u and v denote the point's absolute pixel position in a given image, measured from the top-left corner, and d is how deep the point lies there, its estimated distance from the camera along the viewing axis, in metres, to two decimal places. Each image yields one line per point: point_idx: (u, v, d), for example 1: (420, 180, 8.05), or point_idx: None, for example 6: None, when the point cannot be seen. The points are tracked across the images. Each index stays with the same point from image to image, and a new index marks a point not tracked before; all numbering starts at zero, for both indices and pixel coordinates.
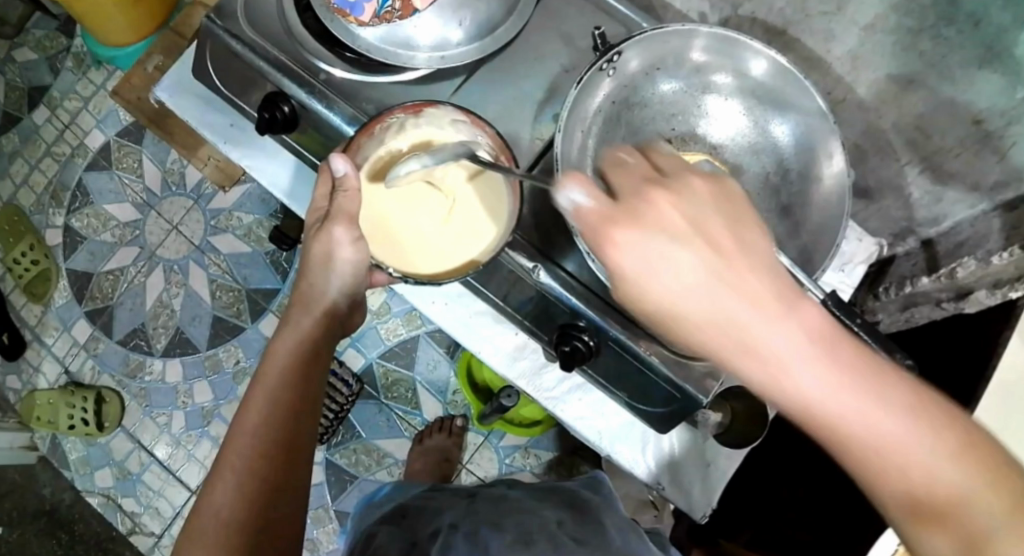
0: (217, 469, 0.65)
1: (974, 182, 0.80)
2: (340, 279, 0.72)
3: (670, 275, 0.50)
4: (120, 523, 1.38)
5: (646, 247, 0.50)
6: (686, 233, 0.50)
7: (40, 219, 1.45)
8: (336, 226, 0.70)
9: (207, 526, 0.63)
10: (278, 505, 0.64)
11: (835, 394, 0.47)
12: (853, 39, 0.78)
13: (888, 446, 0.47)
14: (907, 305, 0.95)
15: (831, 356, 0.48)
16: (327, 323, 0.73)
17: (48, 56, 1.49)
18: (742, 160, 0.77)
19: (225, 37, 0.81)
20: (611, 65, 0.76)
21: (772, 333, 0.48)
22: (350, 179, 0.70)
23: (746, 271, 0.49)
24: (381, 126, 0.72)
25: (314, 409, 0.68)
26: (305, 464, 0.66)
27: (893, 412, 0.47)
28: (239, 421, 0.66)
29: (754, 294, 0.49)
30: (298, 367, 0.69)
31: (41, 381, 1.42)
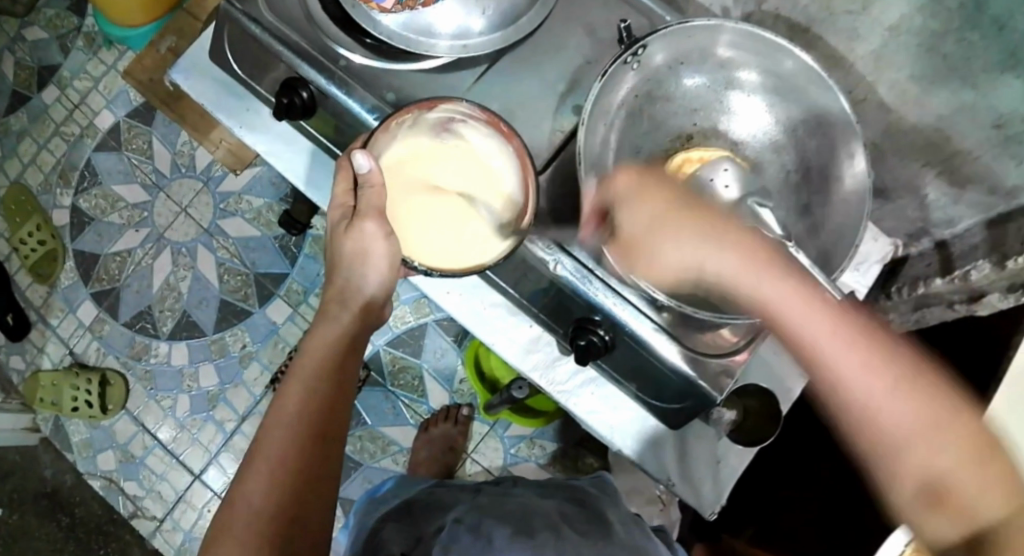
0: (250, 461, 0.67)
1: (992, 186, 0.79)
2: (377, 274, 0.72)
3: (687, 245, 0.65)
4: (122, 506, 1.38)
5: (665, 210, 0.67)
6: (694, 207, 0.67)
7: (47, 199, 1.44)
8: (367, 220, 0.70)
9: (241, 517, 0.64)
10: (308, 497, 0.66)
11: (844, 355, 0.59)
12: (877, 39, 0.77)
13: (874, 404, 0.57)
14: (918, 306, 0.96)
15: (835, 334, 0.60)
16: (364, 318, 0.74)
17: (59, 35, 1.48)
18: (762, 158, 0.77)
19: (243, 21, 0.80)
20: (635, 59, 0.75)
21: (783, 311, 0.61)
22: (374, 175, 0.69)
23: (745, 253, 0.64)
24: (397, 121, 0.72)
25: (346, 406, 0.71)
26: (336, 459, 0.69)
27: (886, 375, 0.58)
28: (274, 415, 0.69)
29: (762, 279, 0.62)
30: (333, 365, 0.71)
31: (45, 362, 1.42)
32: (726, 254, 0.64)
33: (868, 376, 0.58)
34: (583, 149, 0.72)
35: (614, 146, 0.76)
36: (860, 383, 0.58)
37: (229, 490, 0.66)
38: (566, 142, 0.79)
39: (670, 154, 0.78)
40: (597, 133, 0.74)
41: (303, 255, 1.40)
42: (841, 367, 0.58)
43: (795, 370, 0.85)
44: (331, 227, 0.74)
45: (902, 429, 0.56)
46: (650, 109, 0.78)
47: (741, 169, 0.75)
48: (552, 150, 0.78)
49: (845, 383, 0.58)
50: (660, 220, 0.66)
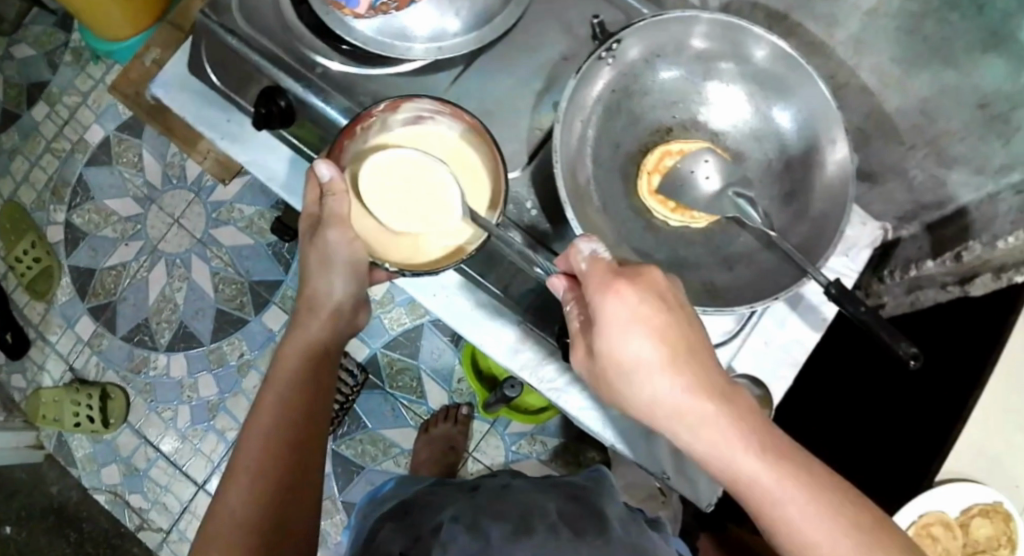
0: (232, 470, 0.70)
1: (979, 166, 0.79)
2: (343, 279, 0.73)
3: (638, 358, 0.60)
4: (128, 518, 1.38)
5: (641, 336, 0.60)
6: (668, 329, 0.60)
7: (42, 217, 1.45)
8: (331, 229, 0.70)
9: (225, 526, 0.68)
10: (288, 503, 0.70)
11: (796, 496, 0.60)
12: (856, 24, 0.76)
13: (796, 512, 0.60)
14: (912, 290, 0.92)
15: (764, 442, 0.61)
16: (334, 325, 0.75)
17: (46, 52, 1.48)
18: (744, 147, 0.77)
19: (220, 33, 0.80)
20: (610, 54, 0.75)
21: (716, 426, 0.60)
22: (337, 183, 0.68)
23: (696, 368, 0.60)
24: (363, 126, 0.71)
25: (322, 413, 0.74)
26: (315, 463, 0.72)
27: (835, 516, 0.60)
28: (252, 426, 0.71)
29: (704, 392, 0.60)
30: (307, 374, 0.74)
31: (46, 378, 1.42)
32: (695, 397, 0.60)
33: (822, 520, 0.60)
34: (560, 146, 0.72)
35: (591, 142, 0.77)
36: (806, 524, 0.60)
37: (213, 499, 0.70)
38: (544, 140, 0.79)
39: (650, 148, 0.78)
40: (572, 130, 0.75)
41: (297, 261, 1.41)
42: (792, 505, 0.60)
43: (786, 358, 0.84)
44: (302, 237, 0.74)
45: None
46: (628, 104, 0.77)
47: (723, 160, 0.75)
48: (530, 149, 0.79)
49: (795, 520, 0.60)
50: (629, 351, 0.60)
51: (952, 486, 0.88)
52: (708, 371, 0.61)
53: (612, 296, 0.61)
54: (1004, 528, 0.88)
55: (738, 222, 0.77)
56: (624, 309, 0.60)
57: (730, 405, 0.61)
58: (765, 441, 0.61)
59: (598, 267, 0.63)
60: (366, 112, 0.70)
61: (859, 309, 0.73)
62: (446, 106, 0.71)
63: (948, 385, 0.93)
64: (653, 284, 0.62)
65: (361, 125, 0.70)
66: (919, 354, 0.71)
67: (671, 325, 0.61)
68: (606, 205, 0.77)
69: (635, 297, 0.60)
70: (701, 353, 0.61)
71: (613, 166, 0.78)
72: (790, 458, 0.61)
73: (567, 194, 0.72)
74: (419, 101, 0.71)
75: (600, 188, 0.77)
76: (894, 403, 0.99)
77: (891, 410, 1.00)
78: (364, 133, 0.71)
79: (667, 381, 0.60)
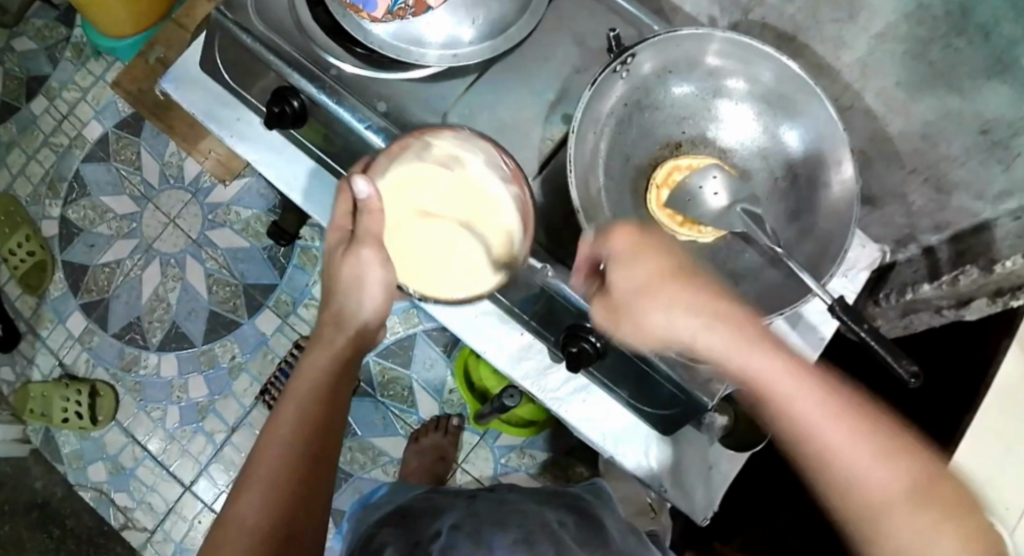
0: (243, 481, 0.67)
1: (978, 191, 0.80)
2: (372, 301, 0.72)
3: (652, 296, 0.63)
4: (113, 517, 1.37)
5: (641, 272, 0.63)
6: (659, 278, 0.63)
7: (36, 210, 1.44)
8: (364, 246, 0.71)
9: (231, 536, 0.64)
10: (303, 515, 0.66)
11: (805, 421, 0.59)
12: (863, 47, 0.78)
13: (834, 441, 0.58)
14: (906, 312, 0.95)
15: (771, 369, 0.60)
16: (358, 342, 0.74)
17: (48, 46, 1.47)
18: (750, 165, 0.79)
19: (235, 30, 0.80)
20: (624, 67, 0.76)
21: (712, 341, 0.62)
22: (372, 201, 0.69)
23: (702, 304, 0.62)
24: (402, 147, 0.71)
25: (339, 427, 0.70)
26: (329, 475, 0.69)
27: (866, 451, 0.57)
28: (270, 434, 0.69)
29: (706, 322, 0.62)
30: (327, 388, 0.71)
31: (34, 373, 1.41)
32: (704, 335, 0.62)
33: (836, 439, 0.58)
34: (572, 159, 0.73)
35: (603, 156, 0.78)
36: (848, 461, 0.57)
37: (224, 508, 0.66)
38: (557, 150, 0.80)
39: (660, 161, 0.79)
40: (586, 142, 0.76)
41: (292, 266, 1.40)
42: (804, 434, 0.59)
43: None
44: (330, 251, 0.74)
45: (878, 507, 0.56)
46: (639, 117, 0.79)
47: (730, 176, 0.75)
48: (541, 159, 0.80)
49: (835, 458, 0.58)
50: (639, 287, 0.63)
51: None
52: (724, 311, 0.62)
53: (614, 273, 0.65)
54: None
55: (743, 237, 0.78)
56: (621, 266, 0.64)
57: (745, 349, 0.61)
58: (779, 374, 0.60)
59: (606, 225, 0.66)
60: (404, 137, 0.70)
61: (862, 328, 0.74)
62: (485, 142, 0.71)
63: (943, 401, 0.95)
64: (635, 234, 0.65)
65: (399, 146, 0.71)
66: (919, 374, 0.71)
67: (659, 280, 0.63)
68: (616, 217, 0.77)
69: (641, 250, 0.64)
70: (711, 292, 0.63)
71: (622, 179, 0.78)
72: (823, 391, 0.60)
73: (580, 203, 0.73)
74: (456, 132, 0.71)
75: (610, 199, 0.77)
76: None
77: None
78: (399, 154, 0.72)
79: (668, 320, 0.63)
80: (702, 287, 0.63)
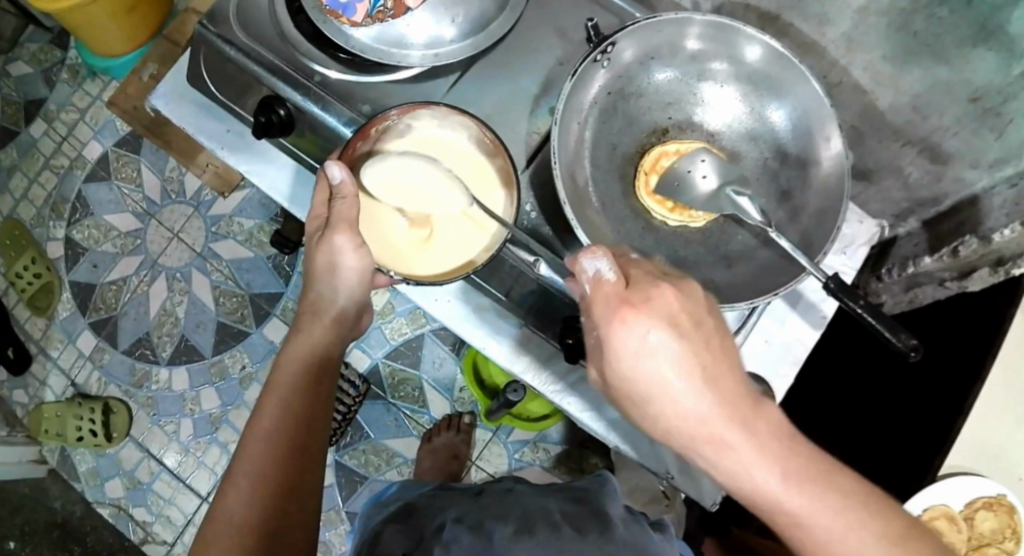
0: (230, 475, 0.68)
1: (973, 161, 0.80)
2: (347, 287, 0.74)
3: (665, 371, 0.57)
4: (132, 532, 1.38)
5: (658, 367, 0.57)
6: (682, 352, 0.57)
7: (41, 233, 1.45)
8: (338, 234, 0.71)
9: (220, 530, 0.66)
10: (291, 510, 0.67)
11: (814, 509, 0.58)
12: (847, 22, 0.77)
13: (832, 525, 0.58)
14: (910, 287, 0.94)
15: (776, 450, 0.58)
16: (338, 330, 0.75)
17: (44, 69, 1.49)
18: (739, 146, 0.78)
19: (218, 43, 0.80)
20: (605, 57, 0.76)
21: (713, 413, 0.57)
22: (346, 186, 0.70)
23: (722, 380, 0.58)
24: (379, 129, 0.73)
25: (326, 416, 0.72)
26: (316, 466, 0.70)
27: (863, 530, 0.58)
28: (252, 430, 0.70)
29: (724, 400, 0.57)
30: (310, 380, 0.72)
31: (48, 394, 1.42)
32: (720, 417, 0.57)
33: (839, 524, 0.58)
34: (557, 150, 0.73)
35: (589, 144, 0.77)
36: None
37: (211, 506, 0.68)
38: (543, 144, 0.80)
39: (647, 148, 0.79)
40: (570, 132, 0.76)
41: (297, 273, 1.41)
42: (808, 518, 0.58)
43: (786, 355, 0.85)
44: (308, 239, 0.74)
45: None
46: (624, 105, 0.78)
47: (719, 159, 0.75)
48: (528, 153, 0.80)
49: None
50: (649, 384, 0.57)
51: (957, 479, 0.91)
52: (728, 390, 0.58)
53: (623, 329, 0.57)
54: (1010, 521, 0.91)
55: (735, 219, 0.78)
56: (634, 337, 0.57)
57: (754, 433, 0.58)
58: (787, 455, 0.58)
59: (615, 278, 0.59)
60: (382, 117, 0.72)
61: (858, 304, 0.73)
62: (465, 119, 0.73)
63: (947, 379, 0.90)
64: (653, 313, 0.57)
65: (375, 128, 0.72)
66: (919, 347, 0.71)
67: (681, 353, 0.57)
68: (605, 206, 0.77)
69: (664, 315, 0.57)
70: (727, 372, 0.58)
71: (610, 168, 0.78)
72: (827, 476, 0.59)
73: (566, 195, 0.73)
74: (431, 107, 0.73)
75: (598, 190, 0.77)
76: (888, 405, 0.96)
77: (882, 413, 0.96)
78: (378, 138, 0.74)
79: (679, 401, 0.57)
80: (720, 361, 0.58)
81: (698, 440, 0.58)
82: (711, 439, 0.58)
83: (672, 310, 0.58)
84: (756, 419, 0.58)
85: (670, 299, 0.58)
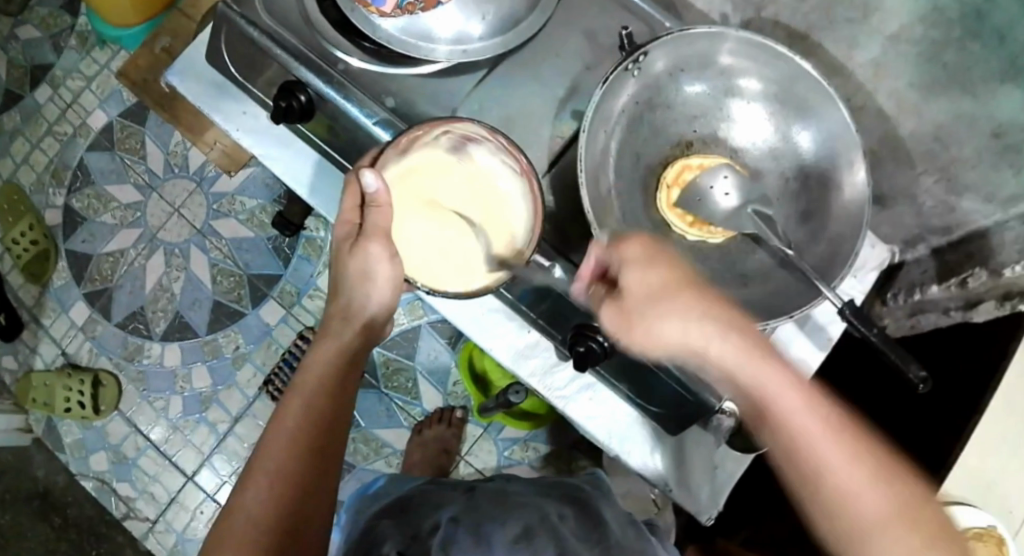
0: (251, 469, 0.67)
1: (989, 194, 0.80)
2: (379, 294, 0.72)
3: (652, 296, 0.64)
4: (115, 507, 1.37)
5: (650, 290, 0.64)
6: (667, 281, 0.65)
7: (40, 199, 1.43)
8: (372, 243, 0.71)
9: (237, 525, 0.64)
10: (309, 507, 0.66)
11: (795, 425, 0.60)
12: (877, 48, 0.78)
13: (813, 446, 0.60)
14: (914, 313, 0.94)
15: (761, 371, 0.62)
16: (366, 336, 0.74)
17: (51, 34, 1.46)
18: (761, 165, 0.78)
19: (242, 25, 0.78)
20: (636, 66, 0.75)
21: (687, 325, 0.63)
22: (380, 195, 0.69)
23: (705, 302, 0.64)
24: (410, 138, 0.71)
25: (347, 418, 0.71)
26: (334, 468, 0.69)
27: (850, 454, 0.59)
28: (276, 427, 0.68)
29: (710, 322, 0.63)
30: (338, 382, 0.71)
31: (37, 362, 1.41)
32: (703, 333, 0.63)
33: (816, 439, 0.60)
34: (583, 157, 0.72)
35: (613, 154, 0.77)
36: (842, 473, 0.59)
37: (229, 500, 0.66)
38: (565, 149, 0.79)
39: (670, 161, 0.78)
40: (596, 141, 0.75)
41: (297, 256, 1.40)
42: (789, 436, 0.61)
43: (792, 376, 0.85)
44: (337, 245, 0.74)
45: (854, 515, 0.58)
46: (650, 116, 0.78)
47: (740, 175, 0.75)
48: (551, 157, 0.79)
49: (836, 489, 0.59)
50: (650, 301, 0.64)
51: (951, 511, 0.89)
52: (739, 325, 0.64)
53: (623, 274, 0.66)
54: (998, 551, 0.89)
55: (753, 239, 0.78)
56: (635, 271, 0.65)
57: (734, 350, 0.62)
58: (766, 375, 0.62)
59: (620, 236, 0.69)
60: (414, 128, 0.70)
61: (871, 330, 0.74)
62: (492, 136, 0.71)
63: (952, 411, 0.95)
64: (641, 248, 0.66)
65: (406, 139, 0.71)
66: (928, 379, 0.72)
67: (665, 284, 0.65)
68: (626, 217, 0.76)
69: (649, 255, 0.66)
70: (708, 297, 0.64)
71: (632, 178, 0.78)
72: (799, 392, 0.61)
73: (590, 204, 0.72)
74: (467, 127, 0.71)
75: (621, 199, 0.77)
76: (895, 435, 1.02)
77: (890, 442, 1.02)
78: (408, 146, 0.72)
79: (669, 322, 0.64)
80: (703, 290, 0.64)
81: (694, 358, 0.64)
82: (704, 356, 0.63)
83: (654, 257, 0.66)
84: (742, 344, 0.62)
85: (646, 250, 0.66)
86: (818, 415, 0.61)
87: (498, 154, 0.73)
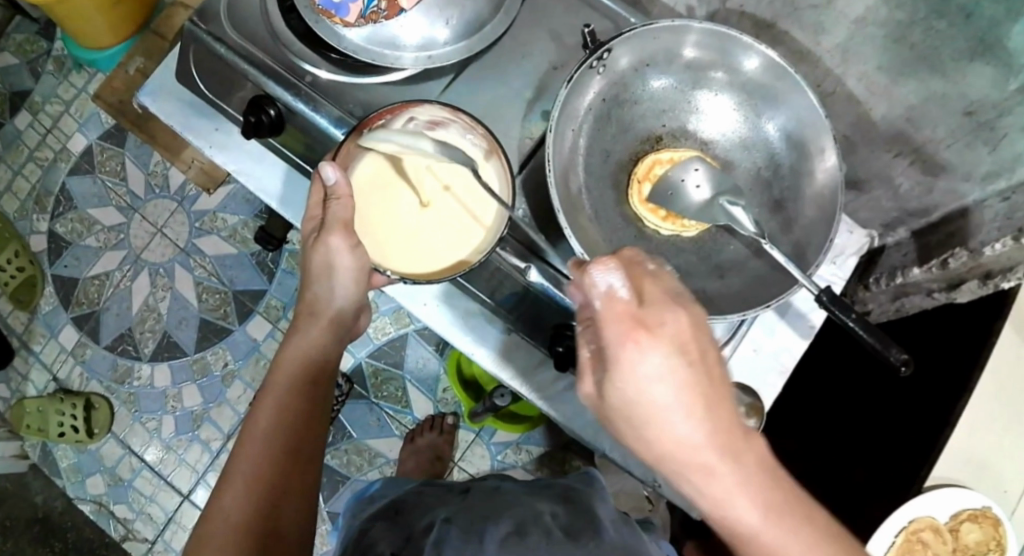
0: (227, 474, 0.69)
1: (965, 173, 0.79)
2: (344, 285, 0.73)
3: (656, 402, 0.54)
4: (113, 530, 1.37)
5: (654, 396, 0.54)
6: (681, 381, 0.54)
7: (24, 225, 1.43)
8: (332, 235, 0.70)
9: (214, 530, 0.66)
10: (288, 505, 0.68)
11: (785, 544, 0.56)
12: (843, 33, 0.77)
13: None
14: (898, 296, 0.93)
15: (754, 483, 0.56)
16: (334, 331, 0.75)
17: (29, 60, 1.47)
18: (733, 155, 0.78)
19: (208, 41, 0.79)
20: (601, 63, 0.75)
21: (689, 432, 0.54)
22: (340, 187, 0.70)
23: (709, 407, 0.55)
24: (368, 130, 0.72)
25: (321, 415, 0.72)
26: (310, 464, 0.70)
27: None
28: (249, 428, 0.70)
29: (711, 430, 0.55)
30: (309, 382, 0.72)
31: (29, 389, 1.40)
32: (703, 440, 0.55)
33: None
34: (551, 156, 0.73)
35: (582, 152, 0.77)
36: None
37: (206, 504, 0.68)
38: (536, 149, 0.79)
39: (641, 156, 0.78)
40: (565, 139, 0.75)
41: (281, 270, 1.40)
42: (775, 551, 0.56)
43: (774, 365, 0.85)
44: (303, 240, 0.74)
45: None
46: (617, 113, 0.78)
47: (712, 168, 0.75)
48: (521, 158, 0.79)
49: None
50: (646, 408, 0.54)
51: (944, 492, 0.92)
52: (735, 435, 0.56)
53: (622, 370, 0.54)
54: (993, 532, 0.91)
55: (727, 230, 0.78)
56: (645, 371, 0.54)
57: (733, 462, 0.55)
58: (759, 484, 0.56)
59: (614, 305, 0.55)
60: (373, 116, 0.72)
61: (849, 317, 0.73)
62: (452, 115, 0.73)
63: (934, 394, 0.92)
64: (661, 350, 0.54)
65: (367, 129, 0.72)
66: (910, 361, 0.71)
67: (676, 387, 0.54)
68: (598, 214, 0.77)
69: (665, 348, 0.54)
70: (715, 403, 0.55)
71: (603, 176, 0.78)
72: (790, 504, 0.57)
73: (560, 204, 0.72)
74: (423, 109, 0.72)
75: (592, 197, 0.77)
76: (870, 416, 1.00)
77: (867, 425, 0.99)
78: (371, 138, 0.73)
79: (667, 423, 0.55)
80: (707, 391, 0.55)
81: (685, 459, 0.55)
82: (693, 460, 0.55)
83: (672, 353, 0.54)
84: (739, 454, 0.55)
85: (662, 346, 0.54)
86: (808, 536, 0.56)
87: (468, 135, 0.74)
